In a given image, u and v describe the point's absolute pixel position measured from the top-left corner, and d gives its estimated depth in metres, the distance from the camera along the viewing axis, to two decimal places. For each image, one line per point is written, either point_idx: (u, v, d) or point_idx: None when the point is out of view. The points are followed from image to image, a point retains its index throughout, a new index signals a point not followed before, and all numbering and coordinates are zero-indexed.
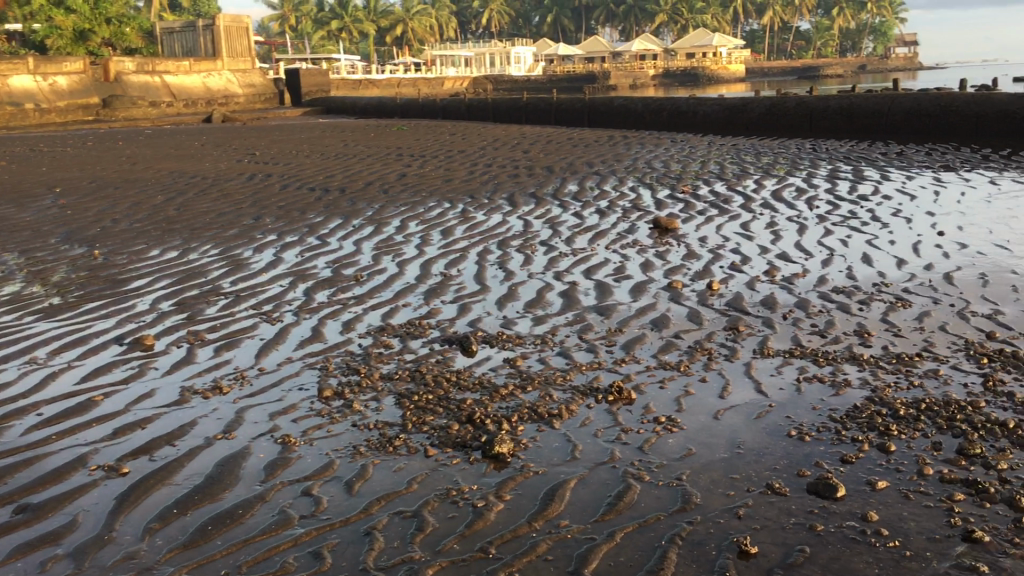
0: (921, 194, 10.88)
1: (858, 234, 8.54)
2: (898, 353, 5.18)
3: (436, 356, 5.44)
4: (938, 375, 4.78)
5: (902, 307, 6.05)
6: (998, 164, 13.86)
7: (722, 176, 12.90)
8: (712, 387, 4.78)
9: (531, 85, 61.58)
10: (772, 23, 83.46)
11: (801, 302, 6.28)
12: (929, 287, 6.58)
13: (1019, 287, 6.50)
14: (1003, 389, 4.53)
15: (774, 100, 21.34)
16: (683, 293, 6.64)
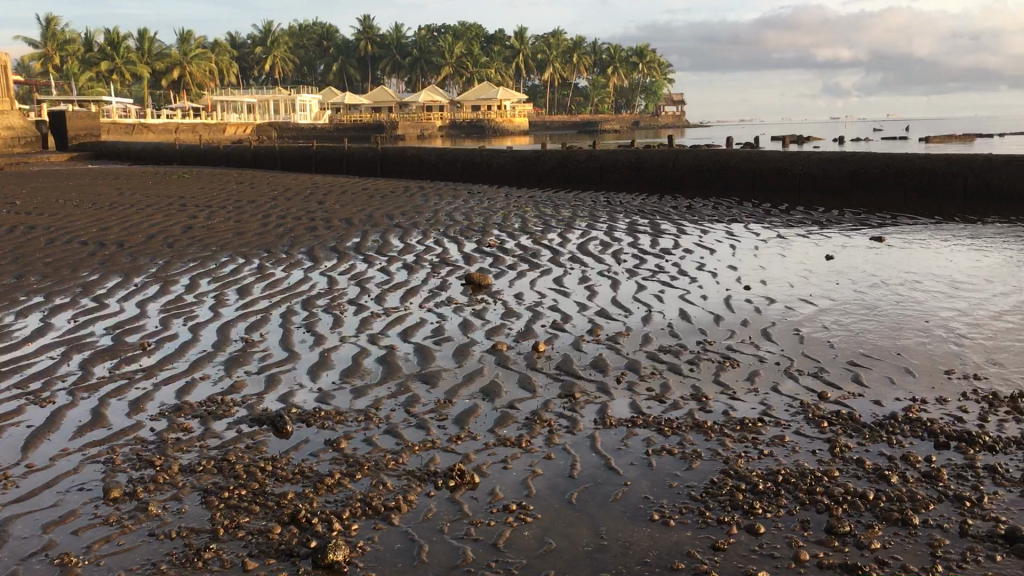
0: (719, 248, 11.16)
1: (670, 289, 8.53)
2: (740, 417, 5.02)
3: (245, 441, 4.74)
4: (785, 442, 4.63)
5: (732, 367, 5.96)
6: (781, 217, 14.61)
7: (526, 228, 12.77)
8: (559, 465, 4.39)
9: (318, 134, 60.57)
10: (552, 79, 86.90)
11: (631, 363, 6.05)
12: (751, 344, 6.56)
13: (834, 343, 6.61)
14: (851, 456, 4.43)
15: (566, 153, 21.75)
16: (510, 356, 6.26)
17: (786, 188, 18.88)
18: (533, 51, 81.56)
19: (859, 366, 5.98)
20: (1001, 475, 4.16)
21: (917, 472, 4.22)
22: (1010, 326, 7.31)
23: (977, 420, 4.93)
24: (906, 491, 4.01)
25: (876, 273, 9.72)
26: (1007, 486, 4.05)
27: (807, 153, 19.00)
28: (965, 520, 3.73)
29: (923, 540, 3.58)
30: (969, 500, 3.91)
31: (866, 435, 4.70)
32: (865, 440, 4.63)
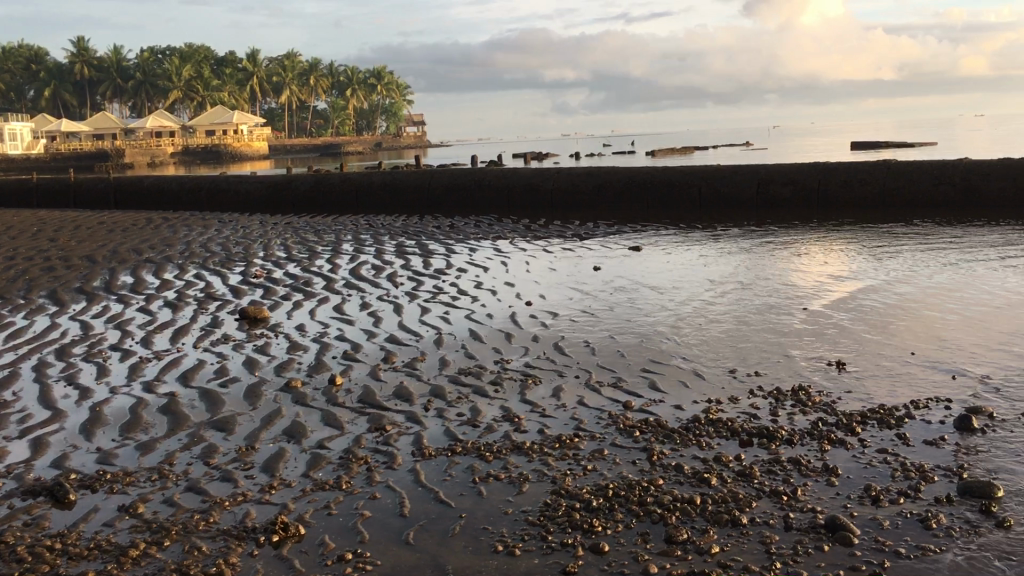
0: (491, 265, 11.27)
1: (454, 310, 8.49)
2: (556, 434, 5.02)
3: (23, 517, 4.15)
4: (605, 455, 4.67)
5: (535, 385, 5.98)
6: (541, 232, 15.08)
7: (291, 256, 12.29)
8: (387, 504, 4.19)
9: (33, 165, 55.57)
10: (288, 102, 85.12)
11: (435, 390, 5.93)
12: (547, 359, 6.64)
13: (623, 352, 6.82)
14: (669, 461, 4.54)
15: (318, 177, 21.27)
16: (306, 392, 5.93)
17: (539, 203, 19.51)
18: (267, 74, 79.49)
19: (653, 373, 6.19)
20: (805, 464, 4.40)
21: (732, 471, 4.36)
22: (770, 323, 7.89)
23: (770, 411, 5.21)
24: (729, 490, 4.14)
25: (641, 282, 10.22)
26: (813, 475, 4.29)
27: (557, 169, 19.76)
28: (788, 514, 3.90)
29: (757, 539, 3.70)
30: (786, 493, 4.10)
31: (677, 439, 4.84)
32: (678, 444, 4.76)
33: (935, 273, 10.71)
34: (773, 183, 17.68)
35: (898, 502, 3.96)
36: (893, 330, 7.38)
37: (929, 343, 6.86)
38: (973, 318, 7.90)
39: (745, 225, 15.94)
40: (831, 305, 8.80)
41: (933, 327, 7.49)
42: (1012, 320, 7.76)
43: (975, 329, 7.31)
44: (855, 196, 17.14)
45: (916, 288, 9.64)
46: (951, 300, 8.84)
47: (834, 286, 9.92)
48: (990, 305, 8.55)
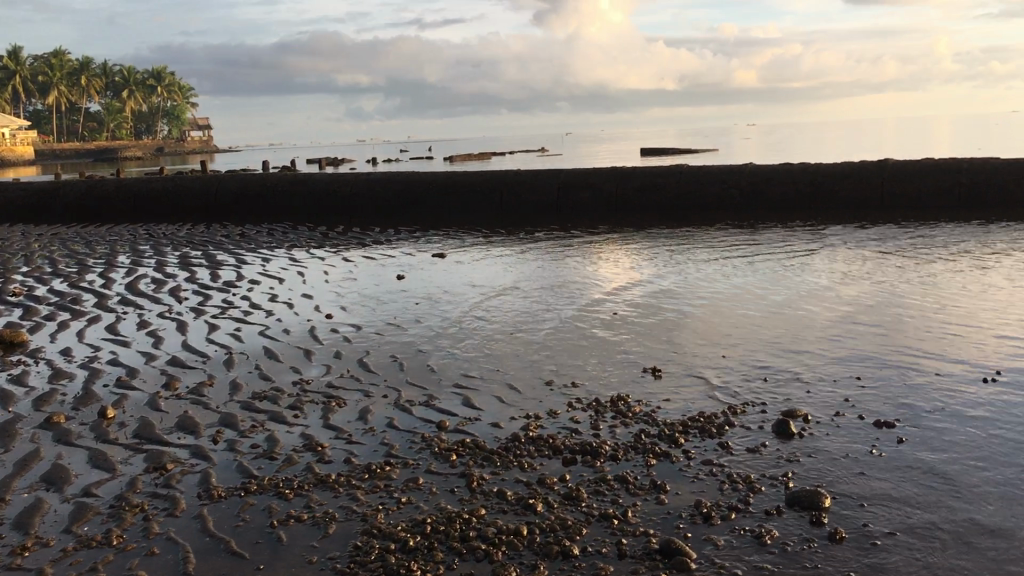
0: (287, 276, 10.61)
1: (247, 327, 7.82)
2: (363, 463, 4.54)
3: None
4: (420, 485, 4.24)
5: (340, 409, 5.48)
6: (340, 241, 14.47)
7: (58, 270, 11.08)
8: (168, 561, 3.58)
9: None
10: (57, 104, 79.20)
11: (225, 419, 5.30)
12: (352, 380, 6.16)
13: (433, 368, 6.42)
14: (491, 488, 4.17)
15: (91, 183, 19.60)
16: (72, 429, 5.14)
17: (336, 210, 18.89)
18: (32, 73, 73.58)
19: (466, 389, 5.82)
20: (632, 482, 4.11)
21: (558, 495, 4.01)
22: (581, 331, 7.72)
23: (590, 426, 4.95)
24: (556, 517, 3.77)
25: (447, 293, 9.90)
26: (640, 493, 3.99)
27: (354, 175, 19.20)
28: (620, 540, 3.56)
29: (591, 571, 3.37)
30: (615, 515, 3.76)
31: (497, 461, 4.48)
32: (499, 467, 4.40)
33: (731, 276, 10.99)
34: (572, 189, 17.87)
35: (729, 518, 3.69)
36: (702, 334, 7.37)
37: (738, 345, 6.88)
38: (773, 319, 8.05)
39: (547, 231, 15.96)
40: (638, 311, 8.77)
41: (738, 330, 7.55)
42: (809, 319, 7.96)
43: (778, 331, 7.42)
44: (648, 201, 17.59)
45: (717, 292, 9.81)
46: (750, 302, 9.02)
47: (639, 291, 9.95)
48: (787, 305, 8.78)
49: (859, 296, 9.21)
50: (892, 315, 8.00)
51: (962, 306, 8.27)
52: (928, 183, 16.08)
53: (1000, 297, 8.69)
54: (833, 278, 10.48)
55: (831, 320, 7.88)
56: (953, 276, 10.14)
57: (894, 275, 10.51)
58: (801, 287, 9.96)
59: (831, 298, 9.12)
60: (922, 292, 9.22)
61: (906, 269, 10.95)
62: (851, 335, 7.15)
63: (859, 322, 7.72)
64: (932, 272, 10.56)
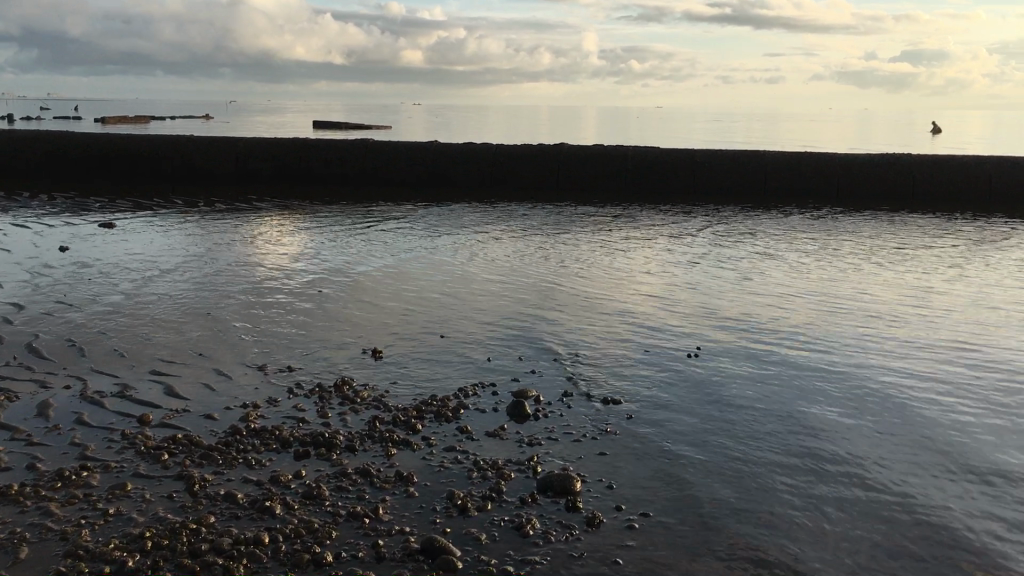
0: None
1: None
2: (53, 468, 3.85)
3: None
4: (127, 491, 3.64)
5: (13, 405, 4.67)
6: None
7: None
8: None
9: None
10: None
11: None
12: (21, 367, 5.31)
13: (123, 353, 5.70)
14: (215, 489, 3.68)
15: None
16: None
17: None
18: None
19: (166, 376, 5.19)
20: (375, 476, 3.80)
21: (296, 494, 3.62)
22: (284, 310, 7.25)
23: (316, 416, 4.58)
24: (299, 520, 3.38)
25: (122, 268, 8.97)
26: (387, 488, 3.70)
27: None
28: (375, 542, 3.25)
29: None
30: (366, 514, 3.44)
31: (218, 459, 3.98)
32: (221, 466, 3.91)
33: (425, 254, 10.90)
34: (251, 159, 17.06)
35: (485, 508, 3.50)
36: (412, 312, 7.19)
37: (451, 324, 6.77)
38: (478, 297, 8.05)
39: (225, 202, 15.05)
40: (339, 288, 8.43)
41: (447, 307, 7.45)
42: (513, 297, 8.04)
43: (487, 309, 7.42)
44: (332, 174, 17.14)
45: (416, 269, 9.67)
46: (451, 281, 8.97)
47: (335, 268, 9.58)
48: (487, 283, 8.83)
49: (553, 275, 9.48)
50: (588, 295, 8.31)
51: (648, 287, 8.77)
52: (599, 169, 16.82)
53: (680, 280, 9.33)
54: (525, 258, 10.73)
55: (533, 298, 8.02)
56: (635, 259, 10.75)
57: (580, 256, 10.97)
58: (496, 265, 10.08)
59: (527, 277, 9.31)
60: (608, 273, 9.70)
61: (590, 250, 11.47)
62: (556, 313, 7.31)
63: (561, 300, 7.93)
64: (614, 254, 11.16)
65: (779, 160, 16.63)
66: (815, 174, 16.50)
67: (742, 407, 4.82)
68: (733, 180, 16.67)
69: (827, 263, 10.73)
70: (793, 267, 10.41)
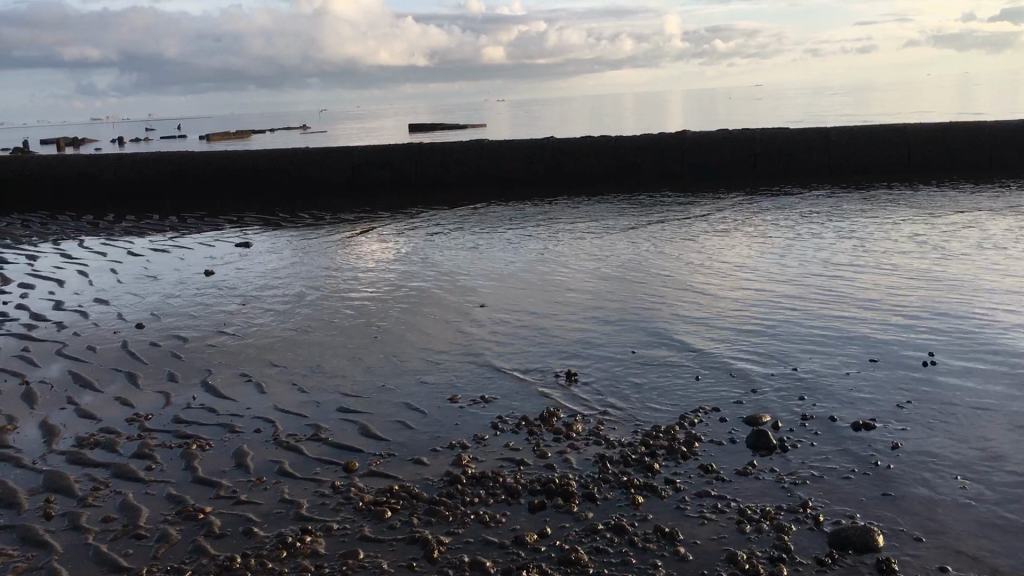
0: (72, 281, 9.21)
1: (42, 348, 6.55)
2: (272, 533, 3.49)
3: None
4: (361, 559, 3.24)
5: (206, 455, 4.36)
6: (117, 233, 12.84)
7: None
8: None
9: None
10: None
11: (51, 481, 4.09)
12: (204, 410, 5.04)
13: (302, 388, 5.37)
14: (458, 555, 3.25)
15: None
16: None
17: (105, 197, 17.19)
18: None
19: (356, 415, 4.82)
20: (634, 533, 3.31)
21: (553, 560, 3.16)
22: (449, 326, 6.87)
23: (533, 456, 4.12)
24: None
25: (266, 288, 8.76)
26: (653, 549, 3.20)
27: (119, 155, 17.40)
28: None
29: None
30: None
31: (449, 515, 3.55)
32: (455, 525, 3.49)
33: (568, 255, 10.43)
34: (367, 167, 16.87)
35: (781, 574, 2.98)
36: (585, 324, 6.71)
37: (633, 335, 6.28)
38: (645, 303, 7.53)
39: (347, 212, 14.90)
40: (495, 298, 8.01)
41: (617, 316, 6.95)
42: (682, 300, 7.49)
43: (662, 314, 6.89)
44: (450, 177, 16.80)
45: (566, 274, 9.21)
46: (607, 286, 8.47)
47: (481, 276, 9.18)
48: (647, 287, 8.29)
49: (711, 274, 8.89)
50: (764, 293, 7.69)
51: (823, 285, 8.11)
52: (726, 155, 16.07)
53: (852, 276, 8.63)
54: (675, 255, 10.15)
55: (706, 299, 7.45)
56: (794, 252, 10.07)
57: (732, 251, 10.32)
58: (646, 266, 9.53)
59: (686, 278, 8.74)
60: (772, 269, 9.05)
61: (741, 243, 10.82)
62: (741, 316, 6.72)
63: (737, 302, 7.34)
64: (768, 247, 10.48)
65: (921, 133, 15.62)
66: (962, 145, 15.43)
67: (1015, 430, 4.19)
68: (873, 158, 15.72)
69: (1006, 247, 9.83)
70: (969, 254, 9.55)
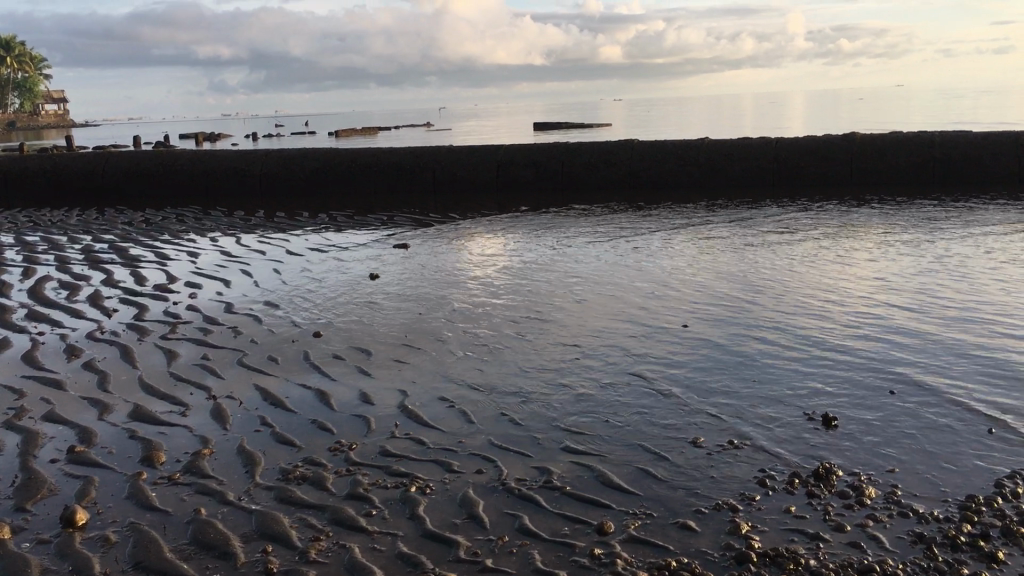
0: (235, 281, 8.94)
1: (220, 354, 6.19)
2: None
3: None
4: None
5: (431, 500, 3.79)
6: (270, 230, 12.63)
7: None
8: None
9: None
10: None
11: (265, 525, 3.60)
12: (413, 439, 4.51)
13: (512, 418, 4.79)
14: None
15: None
16: (44, 558, 3.36)
17: (251, 193, 17.19)
18: None
19: (587, 458, 4.20)
20: None
21: None
22: (652, 344, 6.17)
23: (829, 528, 3.42)
24: None
25: (435, 293, 8.26)
26: None
27: (267, 151, 17.43)
28: None
29: None
30: None
31: None
32: None
33: (746, 267, 9.61)
34: (515, 167, 16.36)
35: None
36: (807, 350, 5.93)
37: (876, 371, 5.47)
38: (863, 325, 6.69)
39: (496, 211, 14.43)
40: (687, 311, 7.29)
41: (841, 341, 6.16)
42: (908, 325, 6.62)
43: (894, 344, 6.05)
44: (599, 178, 16.12)
45: (754, 288, 8.42)
46: (808, 302, 7.63)
47: (662, 288, 8.47)
48: (856, 307, 7.44)
49: (921, 295, 7.96)
50: (999, 320, 6.76)
51: None
52: (899, 159, 14.94)
53: None
54: (870, 271, 9.21)
55: (937, 325, 6.56)
56: (1008, 274, 9.03)
57: (930, 268, 9.34)
58: (840, 282, 8.66)
59: (893, 297, 7.85)
60: (994, 293, 8.05)
61: (940, 261, 9.80)
62: (993, 352, 5.83)
63: (976, 329, 6.42)
64: (974, 267, 9.44)
65: None
66: None
67: None
68: None
69: None
70: None
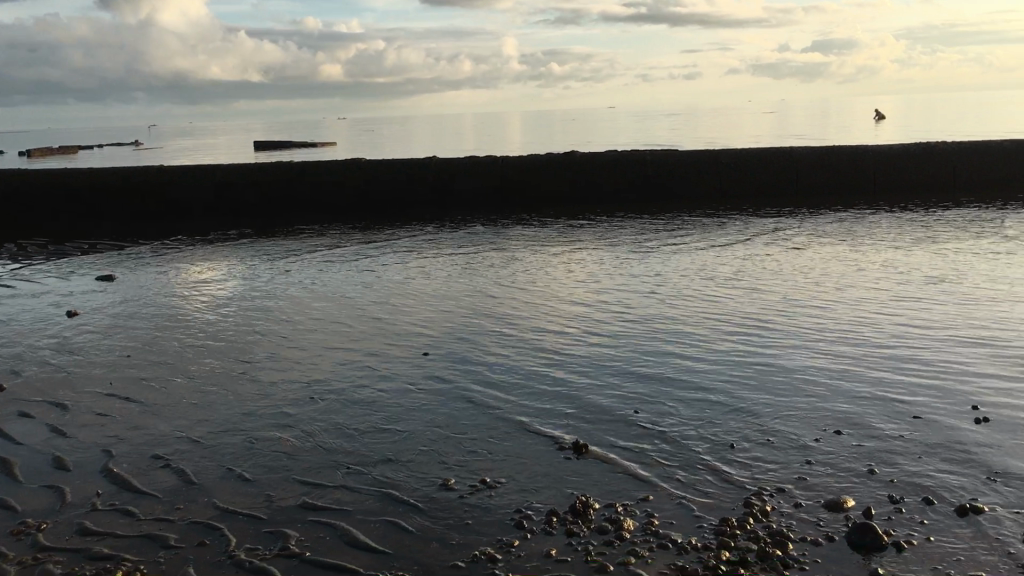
0: None
1: None
2: None
3: None
4: None
5: None
6: None
7: None
8: None
9: None
10: None
11: None
12: (121, 510, 3.85)
13: (239, 471, 4.23)
14: None
15: None
16: None
17: None
18: None
19: (328, 513, 3.76)
20: None
21: None
22: (395, 367, 5.77)
23: (592, 572, 3.23)
24: None
25: (145, 328, 7.40)
26: None
27: None
28: None
29: None
30: None
31: None
32: None
33: (479, 274, 9.47)
34: (233, 187, 15.42)
35: None
36: (548, 360, 5.79)
37: (623, 376, 5.40)
38: (597, 327, 6.68)
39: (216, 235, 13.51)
40: (423, 326, 6.97)
41: (579, 348, 6.07)
42: (639, 325, 6.68)
43: (629, 347, 6.05)
44: (324, 197, 15.56)
45: (488, 294, 8.26)
46: (542, 305, 7.56)
47: (398, 300, 8.09)
48: (587, 305, 7.44)
49: (646, 290, 8.13)
50: (720, 314, 6.99)
51: (770, 300, 7.48)
52: (617, 176, 15.58)
53: (793, 287, 8.05)
54: (597, 270, 9.36)
55: (665, 325, 6.67)
56: (727, 264, 9.47)
57: (651, 264, 9.62)
58: (570, 282, 8.70)
59: (622, 294, 7.95)
60: (709, 283, 8.38)
61: (663, 257, 10.15)
62: (721, 348, 5.97)
63: (705, 326, 6.58)
64: (689, 261, 9.85)
65: (805, 157, 15.63)
66: (850, 167, 15.55)
67: None
68: (761, 181, 15.65)
69: (926, 256, 9.53)
70: (891, 263, 9.18)
